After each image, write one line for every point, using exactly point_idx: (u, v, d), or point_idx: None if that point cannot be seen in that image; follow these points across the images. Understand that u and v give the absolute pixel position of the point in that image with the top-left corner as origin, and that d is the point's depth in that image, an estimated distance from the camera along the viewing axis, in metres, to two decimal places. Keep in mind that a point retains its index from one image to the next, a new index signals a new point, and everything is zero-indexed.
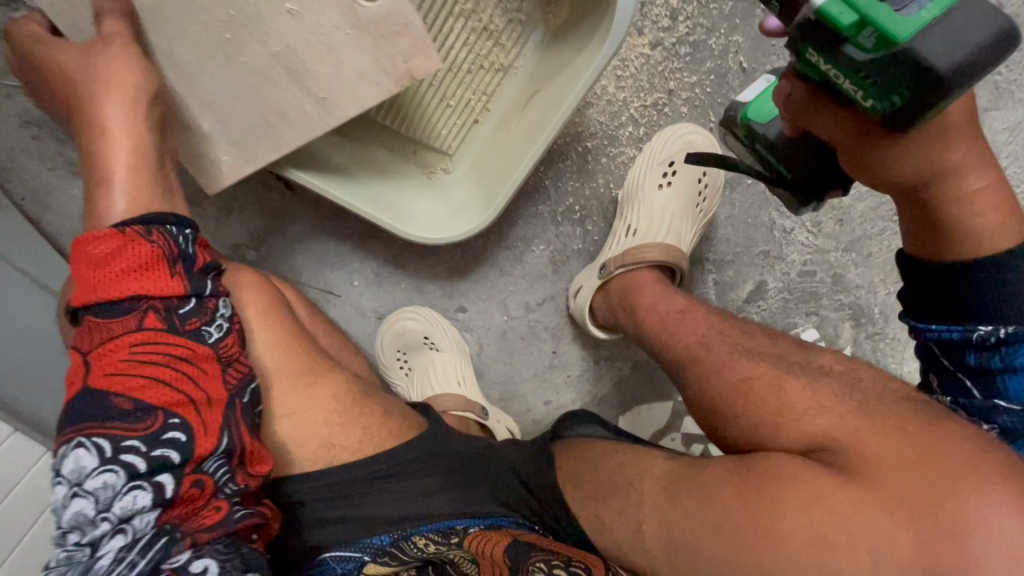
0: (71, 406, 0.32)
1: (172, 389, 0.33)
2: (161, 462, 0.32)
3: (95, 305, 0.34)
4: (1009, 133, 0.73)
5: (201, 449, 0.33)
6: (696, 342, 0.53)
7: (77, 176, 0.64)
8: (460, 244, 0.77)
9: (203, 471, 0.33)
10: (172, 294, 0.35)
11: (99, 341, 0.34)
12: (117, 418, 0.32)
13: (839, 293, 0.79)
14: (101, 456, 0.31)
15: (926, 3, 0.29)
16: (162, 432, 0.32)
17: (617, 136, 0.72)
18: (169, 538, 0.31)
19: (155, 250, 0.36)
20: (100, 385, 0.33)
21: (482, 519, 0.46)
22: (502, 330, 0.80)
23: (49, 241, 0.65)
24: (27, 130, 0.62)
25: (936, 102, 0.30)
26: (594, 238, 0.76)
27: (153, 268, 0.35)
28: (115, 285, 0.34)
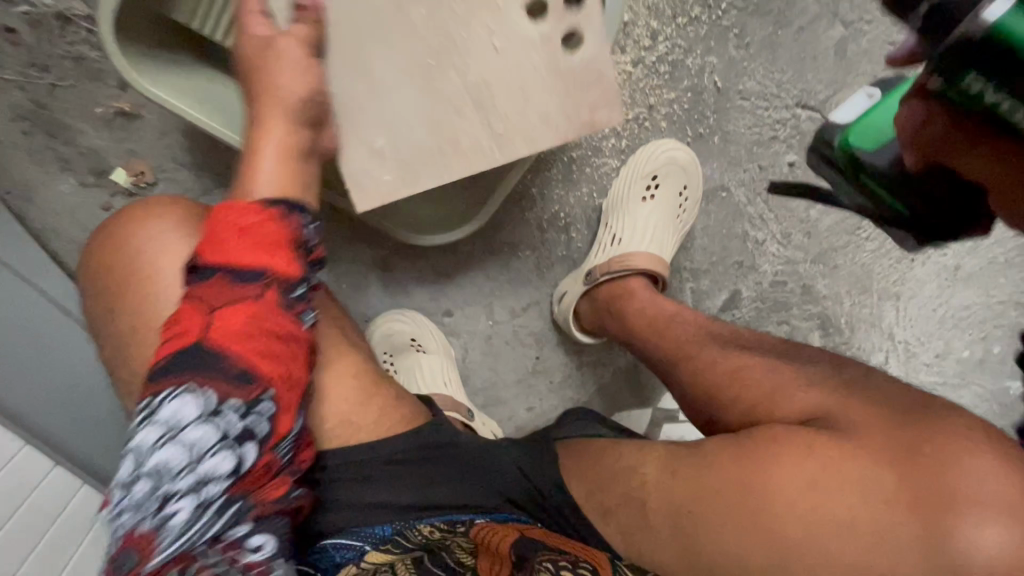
0: (174, 358, 0.34)
1: (270, 357, 0.35)
2: (248, 429, 0.34)
3: (226, 271, 0.35)
4: None
5: (281, 427, 0.35)
6: (690, 341, 0.58)
7: (65, 171, 0.64)
8: (448, 249, 0.79)
9: (277, 452, 0.35)
10: (289, 275, 0.36)
11: (218, 305, 0.35)
12: (228, 376, 0.34)
13: (808, 303, 0.83)
14: (205, 409, 0.33)
15: None
16: (258, 399, 0.34)
17: (601, 147, 0.76)
18: (240, 508, 0.33)
19: (283, 232, 0.37)
20: (210, 346, 0.34)
21: (488, 512, 0.47)
22: (487, 335, 0.82)
23: (33, 235, 0.64)
24: (18, 123, 0.61)
25: None
26: (578, 245, 0.79)
27: (291, 251, 0.37)
28: (260, 256, 0.36)
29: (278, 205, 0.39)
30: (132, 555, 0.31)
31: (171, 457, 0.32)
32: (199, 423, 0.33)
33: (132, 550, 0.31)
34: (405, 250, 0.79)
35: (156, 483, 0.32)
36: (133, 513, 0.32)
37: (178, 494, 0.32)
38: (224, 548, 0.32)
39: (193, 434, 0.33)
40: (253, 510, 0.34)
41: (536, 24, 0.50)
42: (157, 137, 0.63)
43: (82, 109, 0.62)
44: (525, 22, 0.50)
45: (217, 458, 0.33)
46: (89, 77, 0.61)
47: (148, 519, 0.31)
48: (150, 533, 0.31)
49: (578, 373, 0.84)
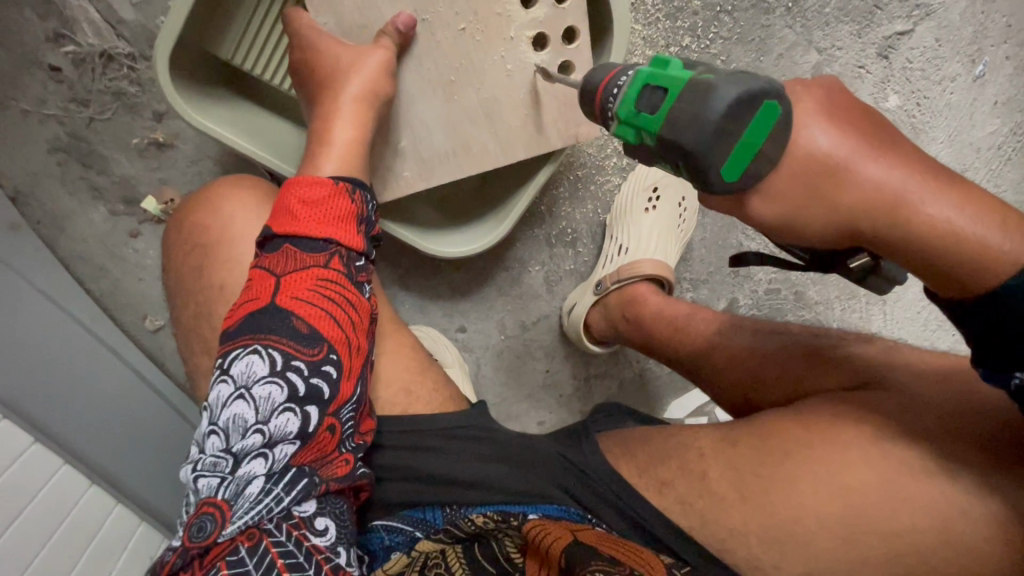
0: (251, 315, 0.38)
1: (336, 323, 0.39)
2: (316, 389, 0.38)
3: (295, 238, 0.40)
4: None
5: (343, 393, 0.39)
6: (713, 334, 0.62)
7: (96, 199, 0.67)
8: (461, 266, 0.82)
9: (338, 417, 0.39)
10: (355, 247, 0.42)
11: (291, 268, 0.39)
12: (296, 340, 0.38)
13: (802, 310, 0.88)
14: (277, 369, 0.37)
15: (662, 98, 0.34)
16: (324, 362, 0.38)
17: (604, 166, 0.81)
18: (306, 478, 0.37)
19: (351, 207, 0.43)
20: (285, 305, 0.38)
21: (550, 511, 0.45)
22: (499, 349, 0.85)
23: (61, 262, 0.67)
24: (53, 155, 0.64)
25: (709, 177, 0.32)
26: (584, 259, 0.84)
27: (357, 227, 0.43)
28: (325, 227, 0.41)
29: (347, 183, 0.43)
30: (213, 513, 0.34)
31: (249, 416, 0.36)
32: (274, 382, 0.37)
33: (211, 509, 0.34)
34: (420, 268, 0.82)
35: (235, 440, 0.36)
36: (216, 468, 0.36)
37: (252, 455, 0.36)
38: (292, 520, 0.36)
39: (269, 393, 0.36)
40: (321, 484, 0.38)
41: (537, 52, 0.55)
42: (188, 165, 0.67)
43: (116, 140, 0.65)
44: (530, 50, 0.55)
45: (288, 418, 0.37)
46: (125, 110, 0.64)
47: (228, 476, 0.35)
48: (228, 495, 0.35)
49: (587, 384, 0.87)
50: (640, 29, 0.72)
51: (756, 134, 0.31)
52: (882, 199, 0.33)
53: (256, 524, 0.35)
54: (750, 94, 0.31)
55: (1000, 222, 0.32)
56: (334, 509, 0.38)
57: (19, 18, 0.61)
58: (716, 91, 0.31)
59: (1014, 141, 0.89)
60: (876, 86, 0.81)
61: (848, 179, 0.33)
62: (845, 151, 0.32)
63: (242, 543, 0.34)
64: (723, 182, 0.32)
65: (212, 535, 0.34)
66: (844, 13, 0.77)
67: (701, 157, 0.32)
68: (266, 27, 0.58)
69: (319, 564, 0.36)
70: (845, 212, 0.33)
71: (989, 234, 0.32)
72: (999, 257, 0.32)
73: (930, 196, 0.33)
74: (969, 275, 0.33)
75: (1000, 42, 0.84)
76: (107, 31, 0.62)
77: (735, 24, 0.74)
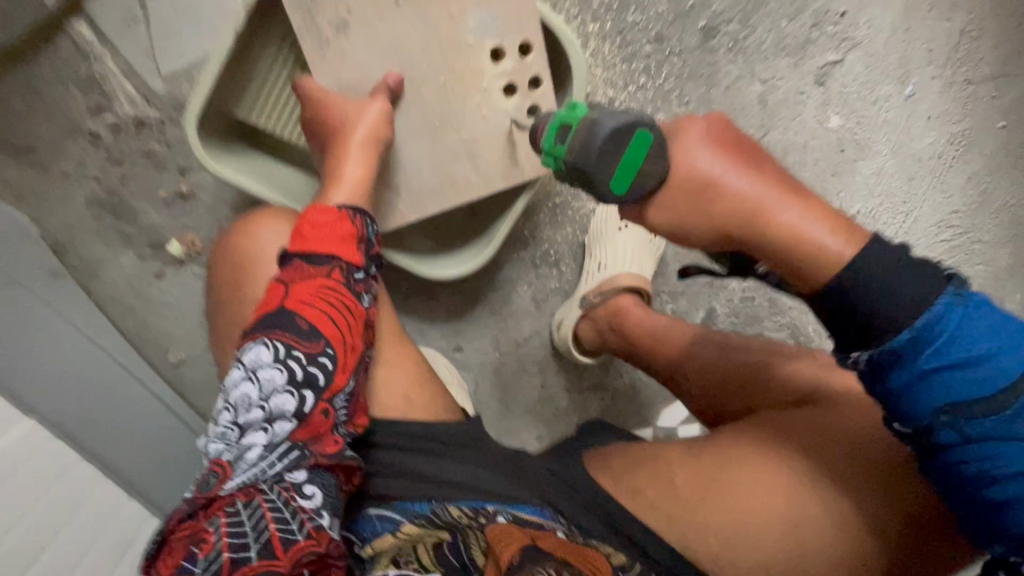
0: (267, 312, 0.47)
1: (334, 324, 0.48)
2: (311, 376, 0.46)
3: (302, 253, 0.49)
4: (875, 176, 0.96)
5: (335, 383, 0.47)
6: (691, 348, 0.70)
7: (126, 246, 0.75)
8: (456, 290, 0.90)
9: (330, 403, 0.47)
10: (350, 263, 0.51)
11: (298, 277, 0.48)
12: (299, 335, 0.46)
13: (776, 315, 0.95)
14: (280, 357, 0.45)
15: (566, 131, 0.43)
16: (321, 354, 0.47)
17: (579, 192, 0.89)
18: (299, 452, 0.45)
19: (351, 231, 0.52)
20: (291, 306, 0.47)
21: (518, 517, 0.50)
22: (495, 365, 0.91)
23: (95, 304, 0.75)
24: (90, 209, 0.73)
25: (594, 186, 0.40)
26: (568, 277, 0.91)
27: (354, 248, 0.52)
28: (328, 246, 0.50)
29: (347, 212, 0.53)
30: (218, 470, 0.43)
31: (255, 395, 0.45)
32: (277, 368, 0.45)
33: (218, 468, 0.44)
34: (417, 294, 0.89)
35: (243, 414, 0.44)
36: (226, 437, 0.44)
37: (255, 428, 0.44)
38: (284, 484, 0.44)
39: (272, 376, 0.45)
40: (311, 456, 0.45)
41: (508, 99, 0.64)
42: (208, 211, 0.76)
43: (146, 194, 0.74)
44: (502, 98, 0.64)
45: (286, 398, 0.45)
46: (153, 167, 0.74)
47: (235, 444, 0.44)
48: (231, 458, 0.44)
49: (579, 394, 0.93)
50: (600, 72, 0.83)
51: (634, 157, 0.39)
52: (741, 206, 0.39)
53: (253, 483, 0.43)
54: (624, 126, 0.39)
55: (836, 230, 0.38)
56: (321, 480, 0.46)
57: (64, 94, 0.71)
58: (600, 127, 0.40)
59: (954, 150, 0.98)
60: (818, 108, 0.91)
61: (716, 190, 0.39)
62: (714, 168, 0.39)
63: (240, 498, 0.42)
64: (613, 194, 0.40)
65: (215, 487, 0.43)
66: (782, 49, 0.88)
67: (594, 177, 0.40)
68: (278, 90, 0.68)
69: (302, 521, 0.43)
70: (715, 216, 0.40)
71: (824, 237, 0.38)
72: (830, 257, 0.37)
73: (782, 205, 0.39)
74: (807, 272, 0.38)
75: (927, 63, 0.93)
76: (140, 101, 0.72)
77: (685, 63, 0.85)
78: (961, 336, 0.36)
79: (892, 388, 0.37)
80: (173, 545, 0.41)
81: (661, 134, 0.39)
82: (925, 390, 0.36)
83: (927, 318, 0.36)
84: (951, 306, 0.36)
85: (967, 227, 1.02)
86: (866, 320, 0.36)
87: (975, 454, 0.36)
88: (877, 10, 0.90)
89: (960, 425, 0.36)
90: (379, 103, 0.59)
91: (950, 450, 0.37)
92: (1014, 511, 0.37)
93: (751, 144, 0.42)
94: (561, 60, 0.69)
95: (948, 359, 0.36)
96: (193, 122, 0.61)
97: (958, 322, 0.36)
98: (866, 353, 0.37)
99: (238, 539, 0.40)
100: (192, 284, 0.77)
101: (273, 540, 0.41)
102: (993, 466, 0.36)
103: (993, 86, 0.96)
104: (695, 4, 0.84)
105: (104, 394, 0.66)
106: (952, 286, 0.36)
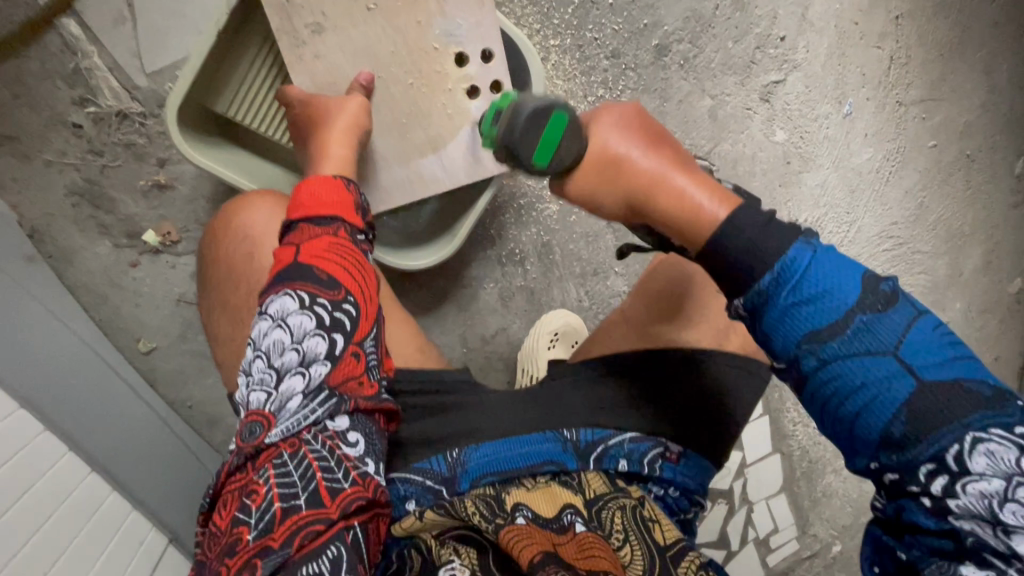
0: (284, 271, 0.51)
1: (351, 274, 0.53)
2: (338, 321, 0.51)
3: (308, 216, 0.54)
4: (820, 187, 1.03)
5: (359, 330, 0.52)
6: None
7: (102, 235, 0.78)
8: (425, 287, 0.94)
9: (359, 348, 0.51)
10: (354, 223, 0.56)
11: (311, 237, 0.53)
12: (320, 284, 0.51)
13: None
14: (306, 304, 0.50)
15: (500, 116, 0.53)
16: (343, 301, 0.52)
17: (542, 196, 0.94)
18: (335, 396, 0.49)
19: (351, 195, 0.57)
20: (308, 262, 0.52)
21: (538, 513, 0.53)
22: (462, 360, 0.95)
23: (68, 290, 0.77)
24: (69, 198, 0.76)
25: (520, 158, 0.49)
26: (532, 275, 0.95)
27: (357, 209, 0.57)
28: (332, 209, 0.55)
29: (343, 178, 0.58)
30: (260, 420, 0.48)
31: (287, 339, 0.49)
32: (305, 314, 0.49)
33: (259, 418, 0.48)
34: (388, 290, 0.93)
35: (277, 359, 0.49)
36: (264, 384, 0.48)
37: (292, 372, 0.48)
38: (327, 432, 0.48)
39: (302, 322, 0.49)
40: (349, 401, 0.50)
41: (472, 101, 0.70)
42: (185, 203, 0.79)
43: (125, 184, 0.78)
44: (466, 99, 0.70)
45: (318, 342, 0.49)
46: (134, 159, 0.77)
47: (274, 392, 0.48)
48: (273, 408, 0.48)
49: None
50: (561, 83, 0.91)
51: (552, 133, 0.48)
52: (640, 180, 0.48)
53: (296, 432, 0.47)
54: (542, 108, 0.48)
55: (715, 197, 0.46)
56: (361, 426, 0.50)
57: (49, 87, 0.74)
58: (523, 110, 0.49)
59: (890, 165, 1.06)
60: (764, 123, 0.99)
61: (622, 166, 0.49)
62: (622, 149, 0.49)
63: (285, 448, 0.47)
64: (537, 166, 0.49)
65: (261, 436, 0.47)
66: (728, 68, 0.96)
67: (520, 152, 0.49)
68: (257, 87, 0.73)
69: (346, 469, 0.48)
70: (620, 186, 0.49)
71: (702, 202, 0.45)
72: (707, 218, 0.45)
73: (674, 176, 0.47)
74: (690, 231, 0.46)
75: (862, 85, 1.02)
76: (124, 95, 0.76)
77: (640, 78, 0.93)
78: (809, 277, 0.41)
79: (765, 328, 0.42)
80: (227, 497, 0.47)
81: (575, 117, 0.48)
82: (787, 325, 0.41)
83: (783, 262, 0.41)
84: (798, 254, 0.41)
85: (907, 238, 1.10)
86: (742, 280, 0.42)
87: (831, 377, 0.40)
88: (815, 35, 0.98)
89: (817, 351, 0.40)
90: (358, 100, 0.65)
91: (812, 376, 0.41)
92: (868, 424, 0.39)
93: (662, 133, 0.51)
94: (521, 65, 0.74)
95: (801, 295, 0.40)
96: (174, 102, 0.65)
97: (804, 266, 0.41)
98: (744, 299, 0.42)
99: (287, 488, 0.45)
100: (167, 273, 0.80)
101: (320, 488, 0.46)
102: (845, 384, 0.40)
103: (923, 108, 1.05)
104: (649, 24, 0.92)
105: (71, 372, 0.68)
106: (800, 238, 0.42)
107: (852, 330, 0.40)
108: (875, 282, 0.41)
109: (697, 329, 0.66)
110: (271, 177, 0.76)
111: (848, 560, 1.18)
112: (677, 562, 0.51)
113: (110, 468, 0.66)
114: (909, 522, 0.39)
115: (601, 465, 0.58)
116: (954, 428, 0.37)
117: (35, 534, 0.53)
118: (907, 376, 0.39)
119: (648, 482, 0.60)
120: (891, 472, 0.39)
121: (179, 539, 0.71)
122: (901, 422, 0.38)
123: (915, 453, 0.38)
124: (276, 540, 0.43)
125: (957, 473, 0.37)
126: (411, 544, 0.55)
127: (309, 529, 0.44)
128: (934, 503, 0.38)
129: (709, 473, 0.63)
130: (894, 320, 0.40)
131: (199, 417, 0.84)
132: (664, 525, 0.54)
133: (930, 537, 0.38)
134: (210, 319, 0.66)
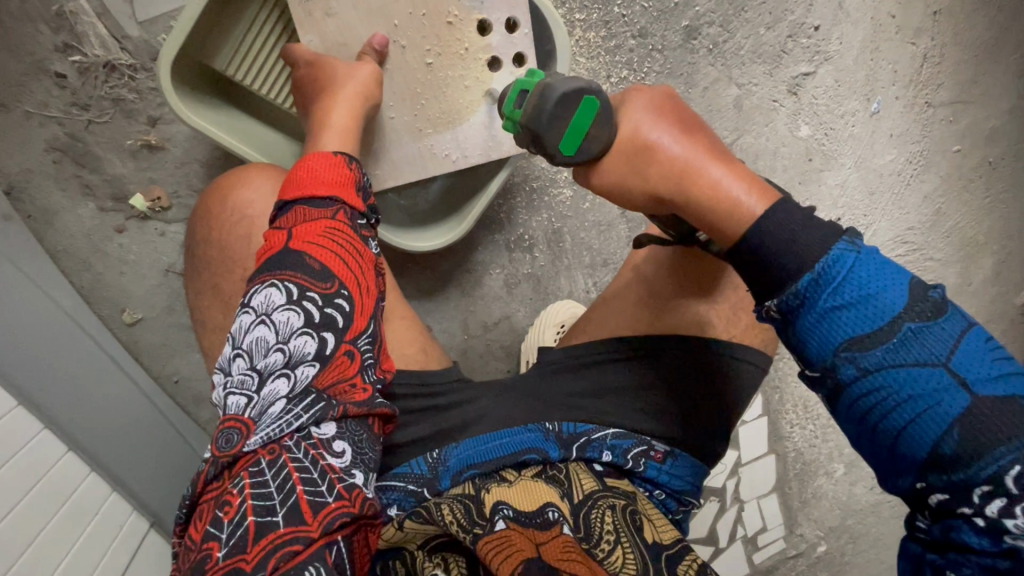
0: (273, 260, 0.48)
1: (345, 266, 0.49)
2: (329, 318, 0.47)
3: (299, 199, 0.50)
4: (839, 187, 0.99)
5: (357, 325, 0.48)
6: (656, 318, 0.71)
7: (85, 196, 0.73)
8: (426, 268, 0.89)
9: (354, 346, 0.48)
10: (354, 207, 0.52)
11: (301, 221, 0.49)
12: (310, 276, 0.47)
13: None
14: (294, 298, 0.46)
15: (522, 98, 0.50)
16: (336, 295, 0.48)
17: (557, 179, 0.89)
18: (325, 403, 0.46)
19: (351, 175, 0.53)
20: (299, 249, 0.48)
21: (520, 510, 0.48)
22: (463, 347, 0.92)
23: (46, 253, 0.73)
24: (50, 155, 0.71)
25: (541, 147, 0.47)
26: (541, 262, 0.92)
27: (357, 191, 0.53)
28: (328, 190, 0.50)
29: (345, 156, 0.54)
30: (239, 426, 0.44)
31: (272, 338, 0.45)
32: (292, 310, 0.46)
33: (237, 423, 0.44)
34: None
35: (260, 361, 0.45)
36: (244, 387, 0.44)
37: (276, 374, 0.45)
38: (311, 441, 0.44)
39: (288, 319, 0.46)
40: (337, 406, 0.46)
41: (493, 74, 0.65)
42: (176, 167, 0.74)
43: (112, 143, 0.72)
44: (488, 72, 0.65)
45: (306, 341, 0.46)
46: (122, 115, 0.72)
47: (255, 396, 0.44)
48: (253, 415, 0.44)
49: None
50: (583, 61, 0.85)
51: (581, 119, 0.45)
52: (672, 169, 0.44)
53: (277, 439, 0.44)
54: (573, 91, 0.44)
55: (754, 189, 0.42)
56: (352, 435, 0.46)
57: (30, 30, 0.68)
58: (552, 92, 0.45)
59: (912, 169, 1.03)
60: (789, 117, 0.95)
61: (653, 154, 0.44)
62: (654, 135, 0.45)
63: (264, 455, 0.43)
64: (562, 155, 0.45)
65: (238, 444, 0.43)
66: (758, 56, 0.91)
67: (546, 140, 0.46)
68: (263, 48, 0.67)
69: (331, 482, 0.44)
70: (647, 178, 0.45)
71: (740, 195, 0.42)
72: (744, 214, 0.41)
73: (710, 166, 0.43)
74: (723, 227, 0.42)
75: (893, 83, 0.97)
76: (113, 45, 0.70)
77: (666, 61, 0.88)
78: (853, 278, 0.37)
79: (800, 332, 0.39)
80: (202, 508, 0.42)
81: (605, 105, 0.44)
82: (825, 329, 0.38)
83: (825, 261, 0.38)
84: (842, 253, 0.38)
85: (922, 244, 1.07)
86: (777, 280, 0.39)
87: (872, 388, 0.37)
88: (850, 26, 0.93)
89: (858, 360, 0.37)
90: (370, 66, 0.60)
91: (850, 386, 0.37)
92: (913, 441, 0.36)
93: (696, 116, 0.47)
94: (547, 39, 0.70)
95: (843, 298, 0.37)
96: (167, 64, 0.60)
97: (850, 265, 0.38)
98: (777, 301, 0.39)
99: (263, 501, 0.41)
100: (154, 241, 0.76)
101: (301, 504, 0.42)
102: (888, 397, 0.36)
103: (951, 111, 1.01)
104: (679, 3, 0.87)
105: (48, 340, 0.64)
106: (845, 237, 0.38)
107: (898, 338, 0.36)
108: (923, 288, 0.38)
109: (711, 314, 0.62)
110: (271, 142, 0.71)
111: (831, 560, 1.18)
112: (677, 561, 0.46)
113: (89, 446, 0.62)
114: (957, 543, 0.35)
115: (585, 455, 0.55)
116: (1014, 448, 0.34)
117: (5, 517, 0.49)
118: (960, 390, 0.35)
119: (634, 479, 0.56)
120: (939, 493, 0.36)
121: (161, 521, 0.68)
122: (953, 439, 0.35)
123: (969, 473, 0.34)
124: (249, 562, 0.39)
125: (1016, 495, 0.33)
126: (397, 555, 0.51)
127: (285, 549, 0.40)
128: (987, 524, 0.34)
129: (701, 472, 0.59)
130: (945, 330, 0.37)
131: (184, 393, 0.80)
132: (658, 526, 0.51)
133: (985, 557, 0.34)
134: (201, 296, 0.61)
